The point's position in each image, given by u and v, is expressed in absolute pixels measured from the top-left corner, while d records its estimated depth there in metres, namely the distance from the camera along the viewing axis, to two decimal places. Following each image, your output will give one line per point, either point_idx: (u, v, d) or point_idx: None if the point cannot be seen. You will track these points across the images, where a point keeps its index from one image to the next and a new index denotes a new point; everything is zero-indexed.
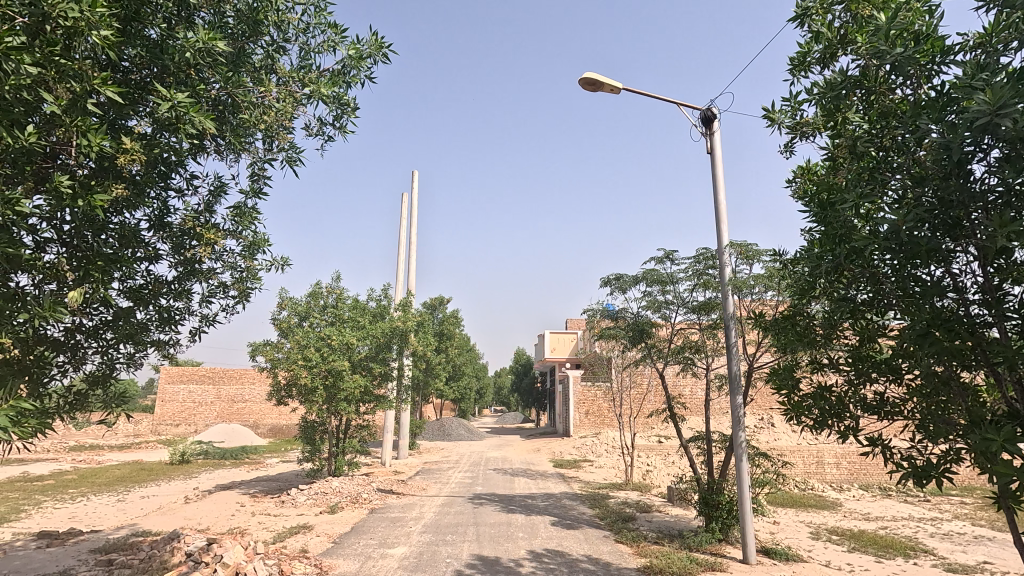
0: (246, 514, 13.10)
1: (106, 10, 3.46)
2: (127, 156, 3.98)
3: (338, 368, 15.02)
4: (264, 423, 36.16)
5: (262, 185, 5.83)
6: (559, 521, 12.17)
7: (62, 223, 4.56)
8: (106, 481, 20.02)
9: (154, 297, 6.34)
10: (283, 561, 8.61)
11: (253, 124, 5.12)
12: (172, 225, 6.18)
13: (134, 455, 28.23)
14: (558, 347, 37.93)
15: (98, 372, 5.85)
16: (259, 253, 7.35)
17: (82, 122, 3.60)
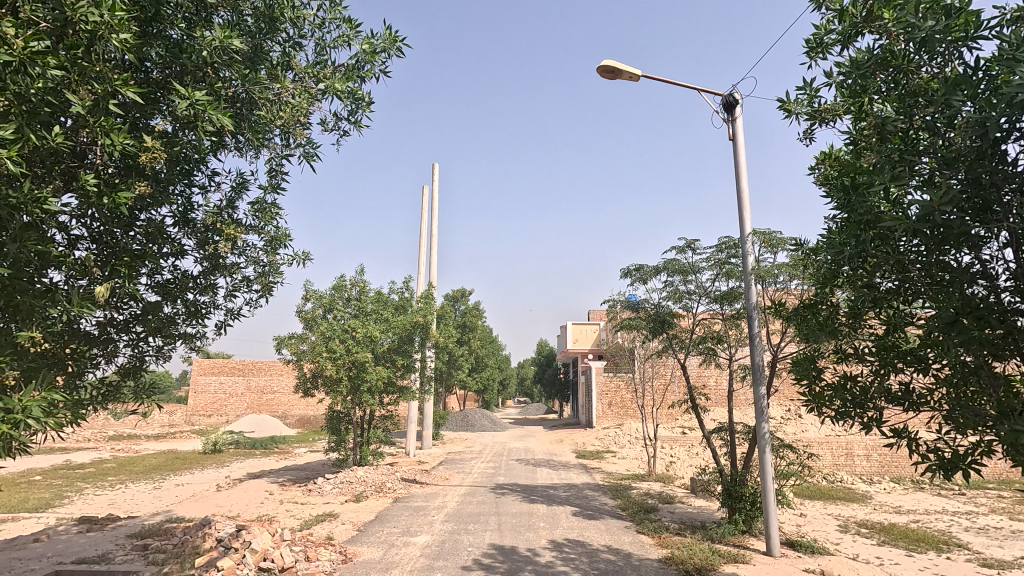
0: (274, 502, 13.44)
1: (124, 13, 3.52)
2: (149, 154, 4.08)
3: (362, 359, 15.26)
4: (292, 414, 37.01)
5: (280, 181, 5.90)
6: (581, 512, 12.20)
7: (91, 221, 4.71)
8: (143, 470, 20.76)
9: (181, 292, 6.53)
10: (309, 548, 8.84)
11: (270, 120, 5.18)
12: (195, 222, 6.34)
13: (169, 445, 29.19)
14: (581, 339, 37.82)
15: (130, 365, 6.06)
16: (281, 248, 7.49)
17: (105, 123, 3.69)
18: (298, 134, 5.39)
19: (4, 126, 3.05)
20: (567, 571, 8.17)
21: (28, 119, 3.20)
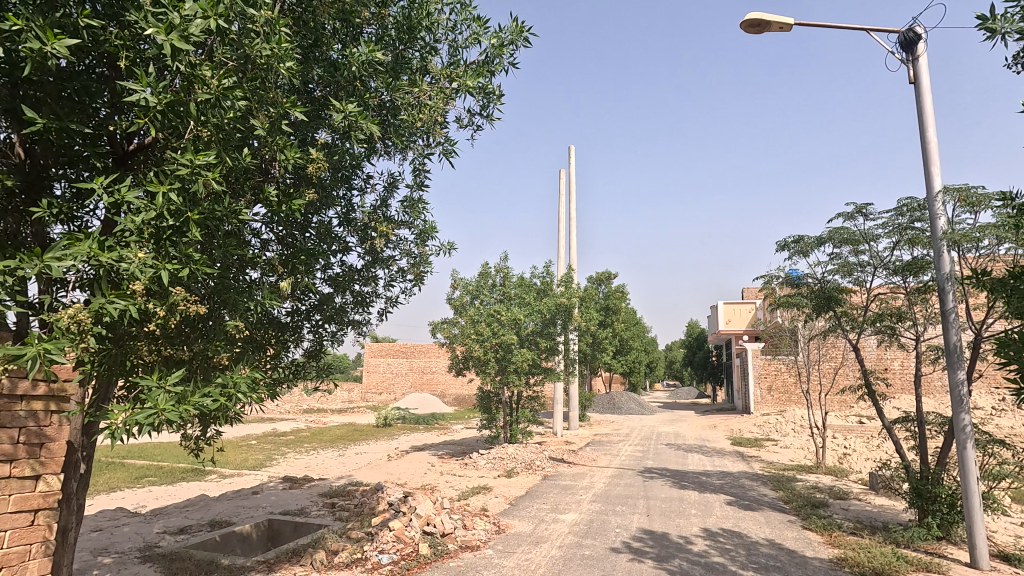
0: (436, 473, 14.74)
1: (288, 43, 3.94)
2: (314, 164, 4.61)
3: (508, 342, 15.93)
4: (449, 393, 40.01)
5: (425, 178, 6.20)
6: (737, 501, 11.51)
7: (276, 226, 5.52)
8: (331, 439, 24.02)
9: (349, 284, 7.40)
10: (466, 516, 9.55)
11: (412, 123, 5.48)
12: (356, 221, 7.14)
13: (350, 418, 33.40)
14: (733, 318, 35.35)
15: (313, 347, 7.06)
16: (429, 240, 8.09)
17: (280, 141, 4.25)
18: (437, 133, 5.62)
19: (207, 153, 3.69)
20: (722, 562, 7.81)
21: (223, 146, 3.81)
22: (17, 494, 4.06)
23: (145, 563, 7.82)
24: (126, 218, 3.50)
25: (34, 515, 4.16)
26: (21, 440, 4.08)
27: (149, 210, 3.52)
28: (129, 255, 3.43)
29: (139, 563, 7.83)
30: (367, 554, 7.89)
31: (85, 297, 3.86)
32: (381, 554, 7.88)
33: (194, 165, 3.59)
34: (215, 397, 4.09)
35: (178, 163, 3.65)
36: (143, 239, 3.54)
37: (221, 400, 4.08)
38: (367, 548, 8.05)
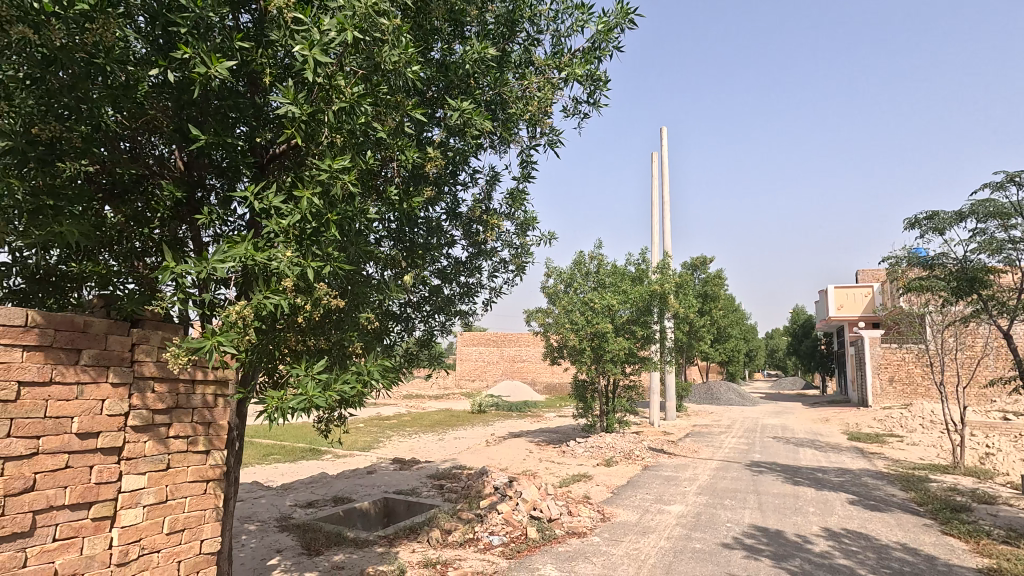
0: (535, 459, 15.01)
1: (412, 48, 4.10)
2: (432, 162, 4.79)
3: (603, 331, 15.80)
4: (540, 381, 40.46)
5: (531, 170, 6.24)
6: (861, 501, 10.68)
7: (394, 224, 5.84)
8: (431, 423, 25.18)
9: (455, 275, 7.66)
10: (570, 503, 9.66)
11: (519, 116, 5.52)
12: (462, 215, 7.38)
13: (447, 404, 34.75)
14: (846, 304, 32.58)
15: (424, 337, 7.41)
16: (530, 230, 8.18)
17: (402, 142, 4.46)
18: (544, 124, 5.64)
19: (343, 157, 3.96)
20: (848, 565, 7.31)
21: (355, 149, 4.05)
22: (194, 466, 4.52)
23: (283, 532, 8.66)
24: (277, 222, 3.85)
25: (206, 485, 4.63)
26: (194, 419, 4.54)
27: (295, 213, 3.85)
28: (279, 255, 3.76)
29: (279, 532, 8.68)
30: (478, 535, 8.23)
31: (240, 293, 4.31)
32: (491, 535, 8.19)
33: (332, 170, 3.87)
34: (354, 383, 4.40)
35: (320, 169, 3.95)
36: (290, 240, 3.87)
37: (358, 386, 4.38)
38: (478, 528, 8.41)
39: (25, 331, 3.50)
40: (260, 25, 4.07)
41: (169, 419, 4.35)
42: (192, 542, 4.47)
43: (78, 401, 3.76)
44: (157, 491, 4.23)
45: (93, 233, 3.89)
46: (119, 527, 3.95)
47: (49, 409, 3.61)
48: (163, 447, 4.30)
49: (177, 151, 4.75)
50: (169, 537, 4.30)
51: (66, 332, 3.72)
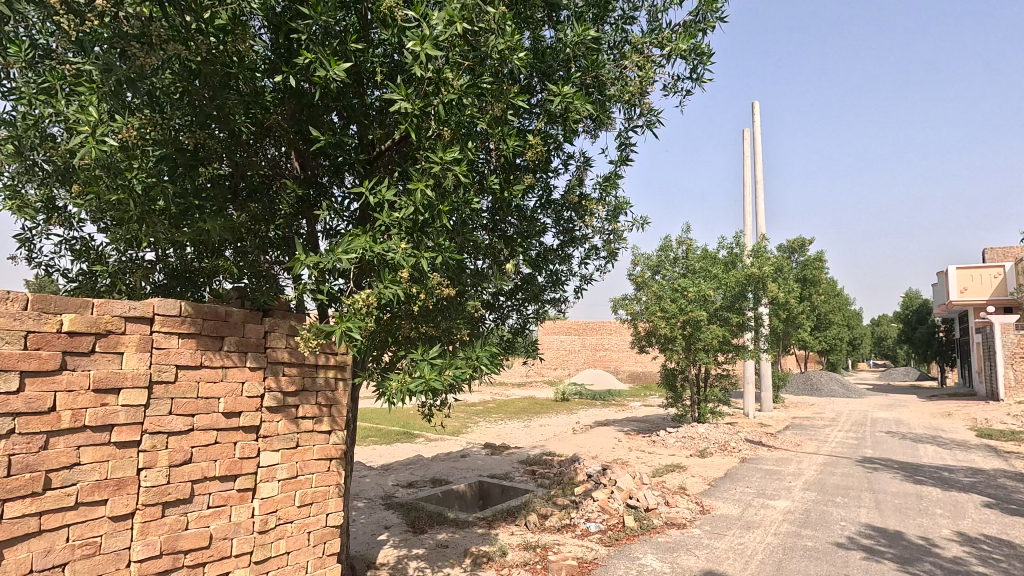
0: (625, 448, 14.80)
1: (518, 36, 4.14)
2: (533, 149, 4.80)
3: (696, 318, 15.21)
4: (624, 369, 39.81)
5: (628, 152, 6.05)
6: (999, 504, 9.60)
7: (490, 213, 5.91)
8: (517, 410, 25.52)
9: (546, 263, 7.62)
10: (667, 494, 9.44)
11: (618, 97, 5.38)
12: (554, 202, 7.31)
13: (530, 392, 35.08)
14: (971, 286, 29.24)
15: (518, 326, 7.47)
16: (621, 215, 7.96)
17: (504, 131, 4.52)
18: (643, 104, 5.47)
19: (452, 148, 4.08)
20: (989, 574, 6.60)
21: (463, 141, 4.15)
22: (320, 445, 4.87)
23: (388, 509, 9.15)
24: (392, 214, 4.05)
25: (330, 463, 4.96)
26: (318, 401, 4.88)
27: (409, 205, 4.03)
28: (394, 247, 3.95)
29: (384, 509, 9.19)
30: (575, 521, 8.27)
31: (356, 283, 4.60)
32: (588, 522, 8.20)
33: (443, 161, 4.01)
34: (465, 369, 4.54)
35: (431, 161, 4.09)
36: (403, 232, 4.06)
37: (468, 372, 4.53)
38: (574, 515, 8.44)
39: (178, 320, 3.90)
40: (367, 26, 4.29)
41: (298, 401, 4.71)
42: (319, 515, 4.82)
43: (223, 383, 4.15)
44: (289, 466, 4.60)
45: (230, 230, 4.30)
46: (259, 498, 4.34)
47: (200, 389, 4.02)
48: (293, 427, 4.66)
49: (291, 154, 5.12)
50: (300, 509, 4.67)
51: (211, 321, 4.12)
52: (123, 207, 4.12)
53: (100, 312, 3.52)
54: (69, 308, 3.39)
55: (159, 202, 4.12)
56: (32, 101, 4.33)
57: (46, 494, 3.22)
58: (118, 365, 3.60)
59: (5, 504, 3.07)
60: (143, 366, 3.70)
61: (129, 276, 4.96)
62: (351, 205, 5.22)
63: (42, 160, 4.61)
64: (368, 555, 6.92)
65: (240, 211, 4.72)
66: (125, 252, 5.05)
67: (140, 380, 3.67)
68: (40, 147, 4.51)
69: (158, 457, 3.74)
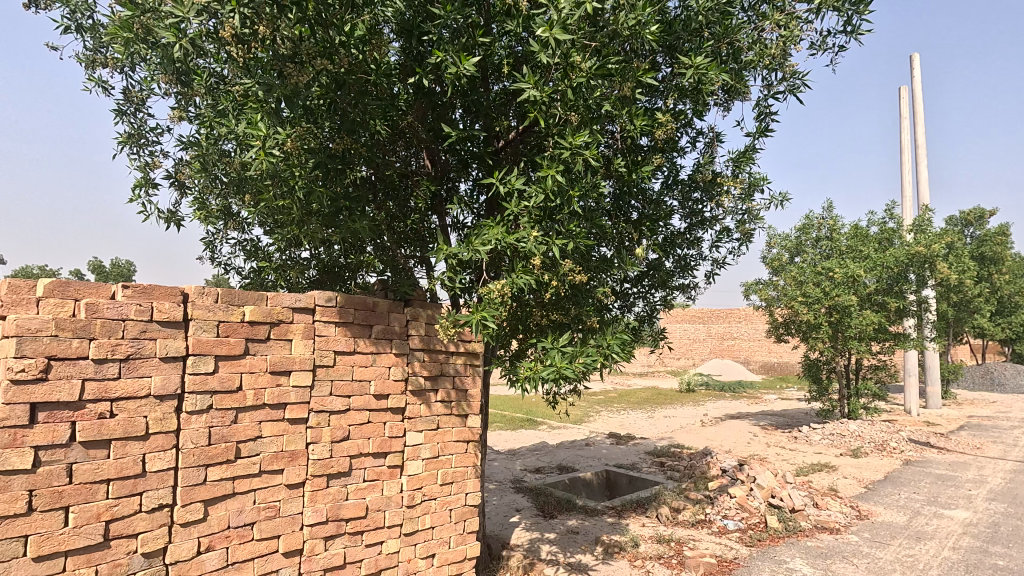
0: (762, 443, 13.81)
1: (648, 9, 3.96)
2: (664, 127, 4.58)
3: (844, 304, 13.69)
4: (756, 360, 37.10)
5: (768, 123, 5.54)
6: None
7: (615, 198, 5.74)
8: (639, 400, 24.89)
9: (674, 247, 7.24)
10: (816, 495, 8.64)
11: (756, 63, 4.95)
12: (681, 183, 6.91)
13: (651, 381, 34.05)
14: None
15: (644, 313, 7.23)
16: (757, 192, 7.31)
17: (633, 111, 4.38)
18: (786, 67, 4.98)
19: (581, 133, 4.01)
20: None
21: (591, 125, 4.08)
22: (457, 428, 5.11)
23: (518, 493, 9.41)
24: (522, 203, 4.11)
25: (467, 445, 5.19)
26: (454, 386, 5.12)
27: (539, 192, 4.03)
28: (526, 236, 4.00)
29: (514, 493, 9.46)
30: (710, 517, 7.88)
31: (486, 274, 4.73)
32: (726, 519, 7.77)
33: (573, 147, 3.97)
34: (596, 356, 4.49)
35: (560, 147, 4.08)
36: (533, 220, 4.09)
37: (599, 360, 4.47)
38: (709, 510, 8.05)
39: (334, 310, 4.30)
40: (492, 19, 4.35)
41: (437, 385, 4.98)
42: (459, 494, 5.07)
43: (372, 368, 4.51)
44: (431, 446, 4.88)
45: (373, 227, 4.63)
46: (406, 475, 4.67)
47: (354, 373, 4.40)
48: (433, 410, 4.94)
49: (422, 153, 5.36)
50: (442, 487, 4.95)
51: (361, 311, 4.48)
52: (286, 211, 4.59)
53: (273, 303, 3.98)
54: (249, 300, 3.87)
55: (314, 205, 4.53)
56: (211, 123, 4.96)
57: (237, 462, 3.72)
58: (288, 350, 4.05)
59: (208, 468, 3.59)
60: (308, 351, 4.13)
61: (289, 272, 5.55)
62: (479, 197, 5.37)
63: (220, 173, 5.30)
64: (502, 535, 7.17)
65: (379, 210, 5.05)
66: (285, 251, 5.65)
67: (306, 363, 4.11)
68: (218, 162, 5.18)
69: (322, 433, 4.17)
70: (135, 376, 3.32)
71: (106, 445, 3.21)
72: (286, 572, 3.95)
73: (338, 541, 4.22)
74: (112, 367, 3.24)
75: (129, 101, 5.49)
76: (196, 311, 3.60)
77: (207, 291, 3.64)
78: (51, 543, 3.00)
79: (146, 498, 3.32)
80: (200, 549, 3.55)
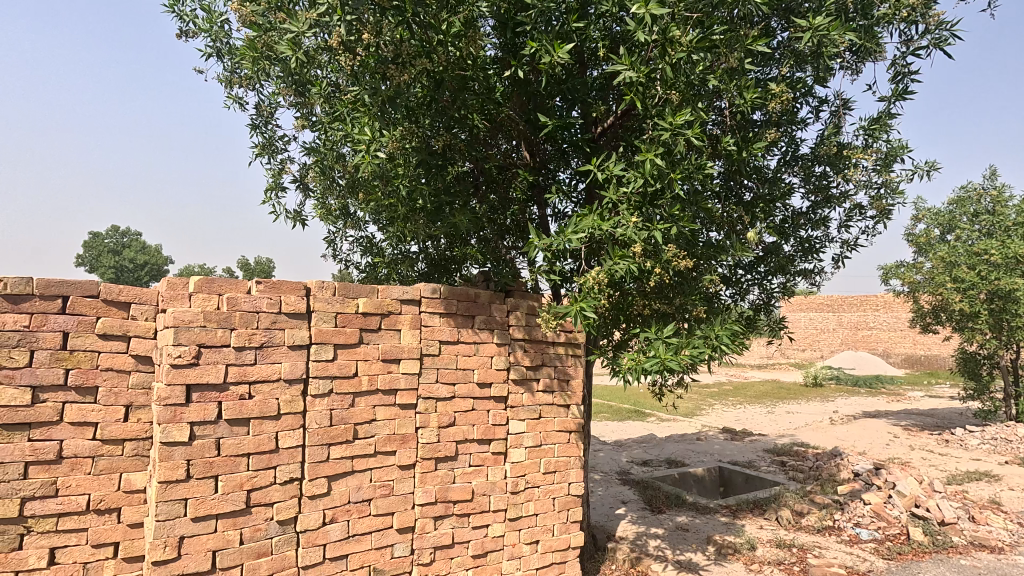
0: (904, 446, 12.33)
1: None
2: (779, 99, 4.20)
3: (1010, 288, 11.76)
4: (898, 352, 33.09)
5: (907, 84, 4.85)
6: None
7: (726, 179, 5.36)
8: (758, 394, 23.28)
9: (795, 229, 6.60)
10: (972, 508, 7.58)
11: (890, 17, 4.37)
12: (802, 158, 6.27)
13: (772, 375, 31.67)
14: None
15: (759, 301, 6.71)
16: (897, 162, 6.42)
17: (742, 83, 4.08)
18: (930, 18, 4.33)
19: (683, 111, 3.81)
20: None
21: (693, 102, 3.85)
22: (559, 417, 5.12)
23: (624, 485, 9.27)
24: (620, 189, 4.00)
25: (570, 435, 5.18)
26: (556, 375, 5.13)
27: (638, 177, 3.90)
28: (625, 223, 3.89)
29: (621, 484, 9.34)
30: (840, 524, 7.21)
31: (585, 263, 4.68)
32: (858, 528, 7.07)
33: (674, 127, 3.78)
34: (704, 348, 4.25)
35: (659, 129, 3.90)
36: (632, 207, 3.96)
37: (707, 351, 4.22)
38: (838, 517, 7.36)
39: (439, 301, 4.48)
40: (586, 1, 4.25)
41: (538, 374, 5.02)
42: (562, 483, 5.09)
43: (476, 357, 4.64)
44: (534, 435, 4.94)
45: (474, 220, 4.78)
46: (510, 462, 4.77)
47: (459, 361, 4.56)
48: (535, 399, 4.99)
49: (521, 144, 5.39)
50: (545, 476, 4.99)
51: (464, 302, 4.62)
52: (394, 207, 4.86)
53: (384, 296, 4.24)
54: (362, 293, 4.15)
55: (419, 201, 4.74)
56: (329, 130, 5.36)
57: (355, 442, 4.03)
58: (398, 340, 4.30)
59: (330, 447, 3.91)
60: (415, 341, 4.35)
61: (400, 266, 5.88)
62: (578, 186, 5.31)
63: (337, 175, 5.72)
64: (608, 526, 7.10)
65: (480, 203, 5.18)
66: (396, 246, 5.98)
67: (414, 352, 4.33)
68: (334, 165, 5.59)
69: (429, 418, 4.38)
70: (268, 362, 3.71)
71: (246, 423, 3.62)
72: (401, 547, 4.22)
73: (447, 521, 4.42)
74: (249, 354, 3.64)
75: (261, 115, 6.09)
76: (317, 303, 3.93)
77: (326, 285, 3.97)
78: (205, 506, 3.45)
79: (279, 471, 3.71)
80: (325, 520, 3.89)
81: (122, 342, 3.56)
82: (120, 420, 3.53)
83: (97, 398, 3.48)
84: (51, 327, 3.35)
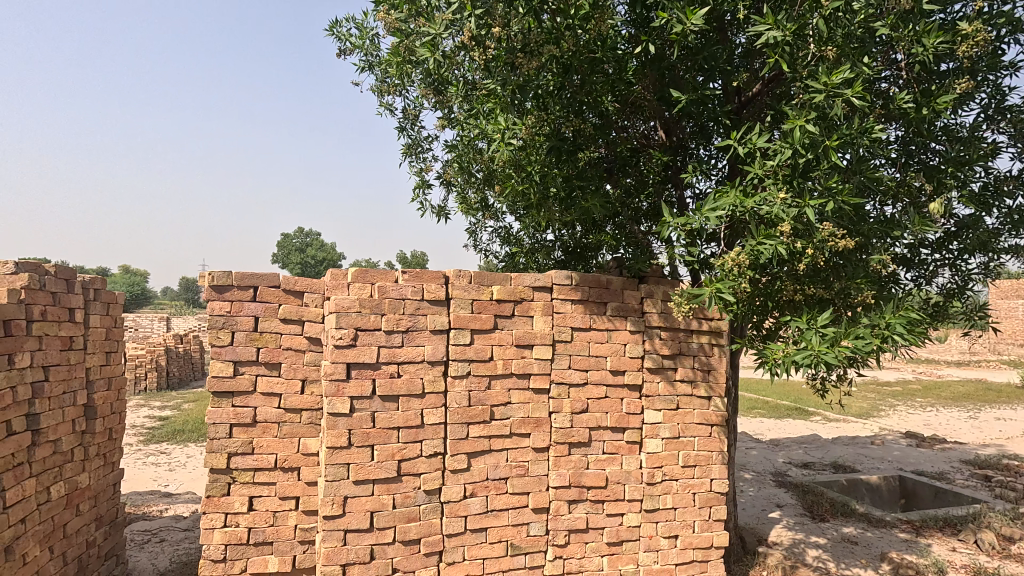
0: None
1: None
2: (972, 41, 3.52)
3: None
4: None
5: None
6: None
7: (902, 142, 4.60)
8: (957, 396, 19.69)
9: (1002, 198, 5.41)
10: None
11: None
12: (1012, 110, 5.10)
13: (976, 373, 26.58)
14: None
15: (951, 286, 5.63)
16: None
17: (918, 29, 3.51)
18: None
19: (841, 69, 3.36)
20: None
21: (856, 56, 3.37)
22: (699, 410, 4.85)
23: (779, 487, 8.51)
24: (764, 162, 3.66)
25: (712, 429, 4.88)
26: (695, 365, 4.87)
27: (785, 147, 3.53)
28: (772, 199, 3.54)
29: (776, 486, 8.58)
30: None
31: (727, 245, 4.36)
32: None
33: (829, 87, 3.35)
34: (870, 338, 3.73)
35: (813, 91, 3.48)
36: (780, 182, 3.60)
37: (875, 342, 3.69)
38: None
39: (571, 288, 4.49)
40: None
41: (676, 364, 4.80)
42: (703, 478, 4.83)
43: (608, 344, 4.59)
44: (672, 426, 4.75)
45: (606, 205, 4.71)
46: (646, 452, 4.65)
47: (591, 348, 4.55)
48: (673, 389, 4.79)
49: (657, 124, 5.21)
50: (684, 470, 4.78)
51: (596, 288, 4.58)
52: (527, 196, 4.96)
53: (517, 283, 4.37)
54: (496, 281, 4.32)
55: (551, 188, 4.79)
56: (466, 125, 5.64)
57: (492, 423, 4.24)
58: (530, 326, 4.41)
59: (469, 425, 4.16)
60: (547, 327, 4.42)
61: (537, 255, 6.01)
62: (719, 163, 4.97)
63: (475, 169, 6.00)
64: (759, 530, 6.60)
65: (614, 187, 5.09)
66: (533, 235, 6.11)
67: (546, 338, 4.41)
68: (473, 159, 5.86)
69: (563, 404, 4.43)
70: (413, 345, 4.04)
71: (396, 399, 3.99)
72: (536, 526, 4.35)
73: (581, 506, 4.46)
74: (397, 338, 4.01)
75: (408, 119, 6.60)
76: (455, 291, 4.18)
77: (463, 273, 4.20)
78: (364, 471, 3.88)
79: (425, 445, 4.04)
80: (466, 493, 4.16)
81: (298, 325, 4.13)
82: (297, 392, 4.11)
83: (280, 372, 4.08)
84: (246, 312, 4.00)
